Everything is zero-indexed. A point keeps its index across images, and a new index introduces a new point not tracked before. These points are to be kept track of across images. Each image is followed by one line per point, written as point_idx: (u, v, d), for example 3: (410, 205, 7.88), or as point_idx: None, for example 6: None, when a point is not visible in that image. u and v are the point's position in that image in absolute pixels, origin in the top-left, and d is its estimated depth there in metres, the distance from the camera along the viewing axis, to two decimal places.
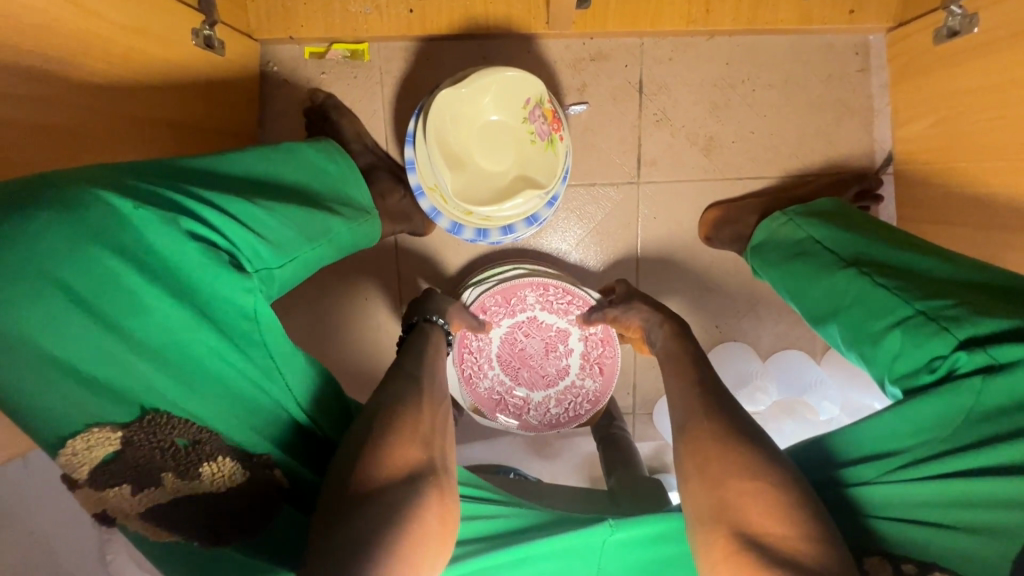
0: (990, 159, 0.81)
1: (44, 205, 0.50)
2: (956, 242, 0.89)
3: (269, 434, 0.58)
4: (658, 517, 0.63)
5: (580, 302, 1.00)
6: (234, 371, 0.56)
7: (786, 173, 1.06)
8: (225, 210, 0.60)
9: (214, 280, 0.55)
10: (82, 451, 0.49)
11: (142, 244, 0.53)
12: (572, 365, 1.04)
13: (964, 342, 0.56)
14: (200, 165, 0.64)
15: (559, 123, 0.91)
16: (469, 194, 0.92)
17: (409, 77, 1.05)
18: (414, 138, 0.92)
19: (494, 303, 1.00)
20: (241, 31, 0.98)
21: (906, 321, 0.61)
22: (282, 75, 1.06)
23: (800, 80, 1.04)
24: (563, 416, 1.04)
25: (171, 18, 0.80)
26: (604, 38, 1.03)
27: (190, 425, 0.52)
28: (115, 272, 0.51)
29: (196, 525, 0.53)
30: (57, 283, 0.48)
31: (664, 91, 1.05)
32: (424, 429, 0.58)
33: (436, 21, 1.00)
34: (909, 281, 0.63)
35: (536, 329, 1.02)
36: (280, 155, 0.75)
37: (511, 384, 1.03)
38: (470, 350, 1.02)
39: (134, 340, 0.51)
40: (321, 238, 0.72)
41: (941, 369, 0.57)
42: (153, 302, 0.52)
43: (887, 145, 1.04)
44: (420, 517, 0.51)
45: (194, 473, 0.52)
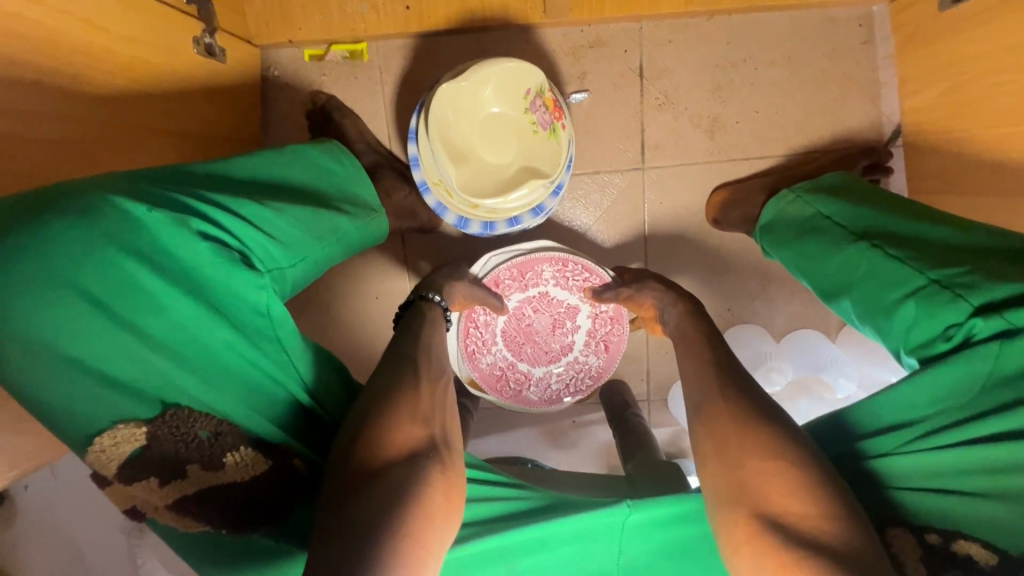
0: (1004, 125, 0.79)
1: (63, 213, 0.51)
2: (970, 211, 0.87)
3: (288, 428, 0.59)
4: (675, 497, 0.63)
5: (595, 279, 1.00)
6: (251, 366, 0.57)
7: (792, 152, 1.05)
8: (236, 211, 0.60)
9: (227, 277, 0.56)
10: (110, 448, 0.51)
11: (156, 245, 0.54)
12: (577, 341, 1.04)
13: (979, 309, 0.55)
14: (209, 169, 0.65)
15: (560, 112, 0.91)
16: (474, 188, 0.92)
17: (409, 74, 1.06)
18: (417, 134, 0.92)
19: (508, 276, 0.99)
20: (241, 38, 0.99)
21: (920, 292, 0.60)
22: (284, 80, 1.07)
23: (802, 56, 1.02)
24: (563, 391, 1.04)
25: (172, 27, 0.81)
26: (602, 24, 1.03)
27: (211, 419, 0.53)
28: (132, 273, 0.52)
29: (225, 514, 0.54)
30: (76, 287, 0.50)
31: (665, 75, 1.04)
32: (424, 406, 0.58)
33: (433, 16, 1.00)
34: (921, 251, 0.63)
35: (545, 305, 1.02)
36: (286, 157, 0.75)
37: (513, 359, 1.03)
38: (477, 324, 1.00)
39: (153, 338, 0.52)
40: (331, 235, 0.72)
41: (958, 336, 0.57)
42: (170, 300, 0.53)
43: (895, 117, 1.02)
44: (427, 493, 0.52)
45: (218, 463, 0.53)
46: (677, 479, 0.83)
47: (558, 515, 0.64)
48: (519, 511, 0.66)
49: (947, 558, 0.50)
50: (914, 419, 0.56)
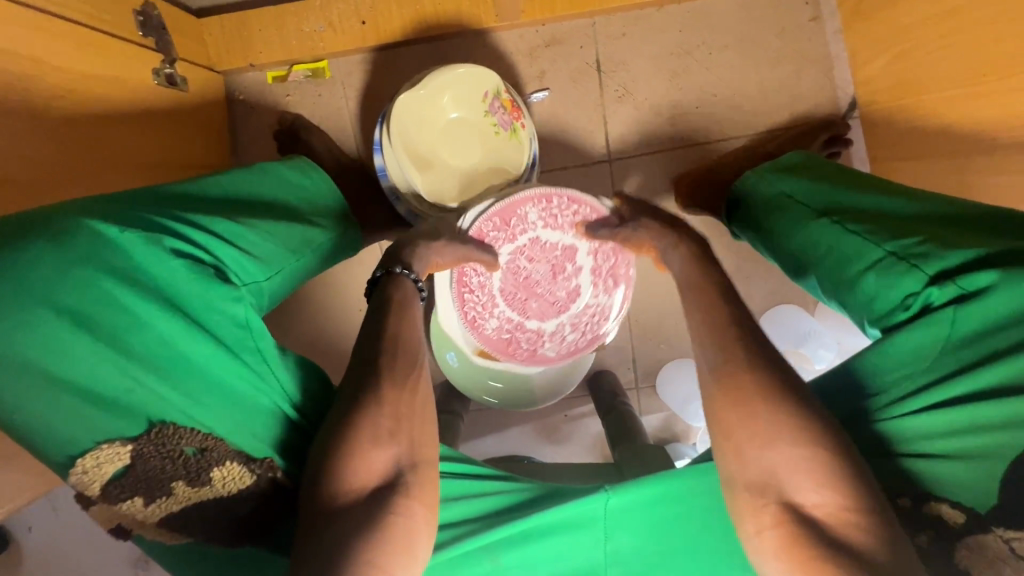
0: (951, 87, 0.81)
1: (40, 237, 0.53)
2: (927, 175, 0.89)
3: (275, 439, 0.59)
4: (656, 479, 0.65)
5: (586, 212, 0.90)
6: (234, 380, 0.57)
7: (753, 131, 1.06)
8: (209, 228, 0.62)
9: (204, 292, 0.58)
10: (94, 468, 0.53)
11: (133, 264, 0.56)
12: (584, 285, 0.94)
13: (935, 277, 0.57)
14: (179, 189, 0.67)
15: (518, 111, 0.93)
16: (441, 193, 0.95)
17: (371, 87, 1.07)
18: (381, 145, 0.94)
19: (494, 228, 0.87)
20: (203, 65, 1.02)
21: (879, 264, 0.61)
22: (251, 102, 1.09)
23: (754, 37, 1.04)
24: (581, 340, 0.97)
25: (130, 60, 0.84)
26: (556, 23, 1.05)
27: (197, 435, 0.55)
28: (110, 292, 0.53)
29: (215, 523, 0.56)
30: (54, 307, 0.51)
31: (622, 67, 1.06)
32: (385, 422, 0.57)
33: (389, 29, 1.02)
34: (878, 224, 0.64)
35: (539, 252, 0.92)
36: (254, 174, 0.76)
37: (520, 318, 0.94)
38: (471, 288, 0.90)
39: (132, 356, 0.53)
40: (303, 248, 0.73)
41: (916, 305, 0.58)
42: (149, 317, 0.54)
43: (850, 89, 1.04)
44: (388, 520, 0.53)
45: (204, 479, 0.55)
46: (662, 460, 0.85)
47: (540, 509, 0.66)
48: (503, 507, 0.68)
49: (920, 518, 0.52)
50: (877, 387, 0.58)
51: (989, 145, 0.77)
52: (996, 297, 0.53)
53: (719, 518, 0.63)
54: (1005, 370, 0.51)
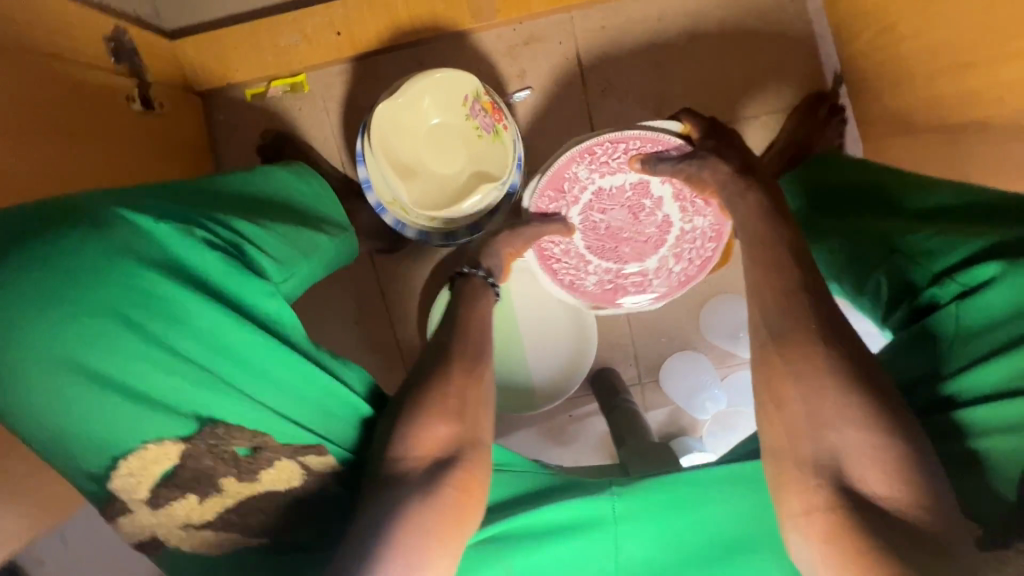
0: (934, 60, 0.79)
1: (80, 230, 0.56)
2: (921, 147, 0.87)
3: (320, 426, 0.63)
4: (660, 485, 0.65)
5: (638, 144, 0.88)
6: (278, 369, 0.61)
7: (743, 115, 1.04)
8: (237, 229, 0.66)
9: (241, 285, 0.61)
10: (139, 469, 0.55)
11: (172, 259, 0.59)
12: (671, 214, 0.93)
13: (943, 273, 0.57)
14: (196, 189, 0.70)
15: (500, 113, 0.91)
16: (428, 201, 0.95)
17: (351, 97, 1.06)
18: (364, 156, 0.92)
19: (552, 199, 0.91)
20: (180, 91, 1.02)
21: (888, 265, 0.61)
22: (231, 123, 1.08)
23: (736, 21, 1.02)
24: (689, 267, 0.95)
25: (102, 87, 0.84)
26: (532, 21, 1.03)
27: (248, 434, 0.58)
28: (153, 284, 0.56)
29: (271, 518, 0.60)
30: (97, 302, 0.53)
31: (604, 60, 1.04)
32: (452, 401, 0.62)
33: (366, 39, 1.01)
34: (887, 221, 0.65)
35: (609, 200, 0.92)
36: (257, 177, 0.79)
37: (618, 265, 0.96)
38: (557, 258, 0.95)
39: (179, 352, 0.56)
40: (314, 252, 0.77)
41: (925, 301, 0.58)
42: (194, 309, 0.57)
43: (836, 67, 1.02)
44: (444, 496, 0.58)
45: (253, 476, 0.59)
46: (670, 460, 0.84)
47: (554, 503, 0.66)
48: (511, 498, 0.68)
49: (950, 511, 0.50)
50: (903, 383, 0.58)
51: (976, 115, 0.75)
52: (999, 289, 0.52)
53: (732, 532, 0.63)
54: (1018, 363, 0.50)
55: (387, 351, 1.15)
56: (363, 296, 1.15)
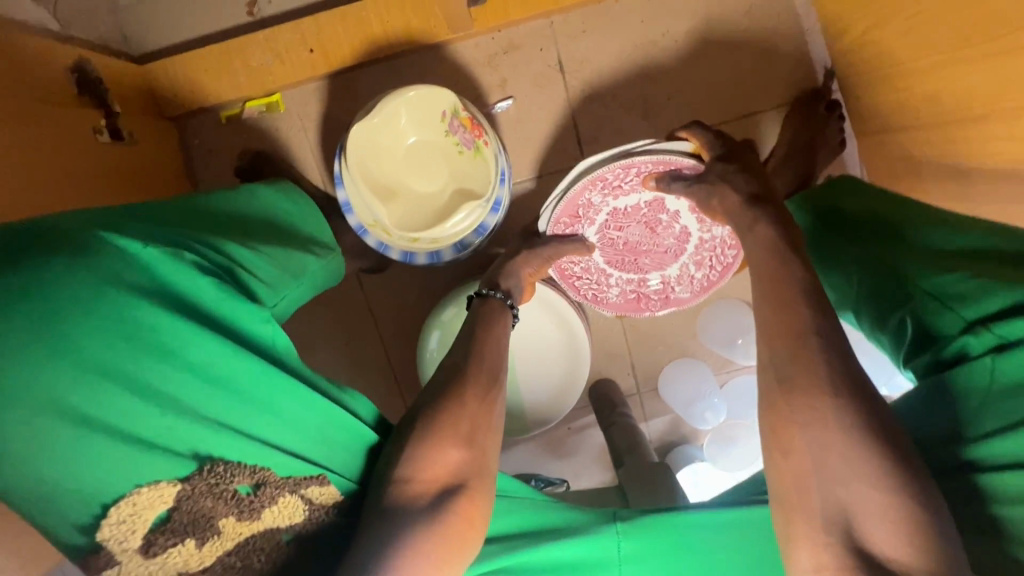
0: (925, 56, 0.76)
1: (62, 255, 0.52)
2: (918, 145, 0.84)
3: (324, 457, 0.59)
4: (665, 525, 0.65)
5: (650, 166, 0.86)
6: (278, 399, 0.57)
7: (732, 116, 1.01)
8: (226, 252, 0.63)
9: (236, 309, 0.58)
10: (132, 515, 0.51)
11: (160, 285, 0.55)
12: (689, 225, 0.92)
13: (974, 322, 0.53)
14: (179, 210, 0.66)
15: (479, 129, 0.88)
16: (410, 222, 0.93)
17: (329, 115, 1.03)
18: (341, 178, 0.89)
19: (568, 222, 0.92)
20: (152, 117, 0.99)
21: (914, 307, 0.58)
22: (206, 146, 1.05)
23: (722, 19, 0.99)
24: (712, 274, 0.95)
25: (67, 122, 0.81)
26: (511, 28, 1.00)
27: (249, 471, 0.54)
28: (139, 313, 0.52)
29: (274, 566, 0.55)
30: (79, 338, 0.50)
31: (587, 65, 1.01)
32: (465, 426, 0.62)
33: (338, 55, 0.98)
34: (917, 259, 0.60)
35: (626, 218, 0.92)
36: (241, 196, 0.76)
37: (639, 277, 0.96)
38: (578, 275, 0.97)
39: (172, 386, 0.53)
40: (305, 275, 0.75)
41: (952, 351, 0.55)
42: (184, 340, 0.53)
43: (827, 61, 0.99)
44: (448, 523, 0.57)
45: (255, 515, 0.54)
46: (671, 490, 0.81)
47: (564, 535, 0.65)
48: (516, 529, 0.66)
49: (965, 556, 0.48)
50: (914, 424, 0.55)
51: (971, 114, 0.72)
52: None
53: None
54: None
55: (381, 372, 1.13)
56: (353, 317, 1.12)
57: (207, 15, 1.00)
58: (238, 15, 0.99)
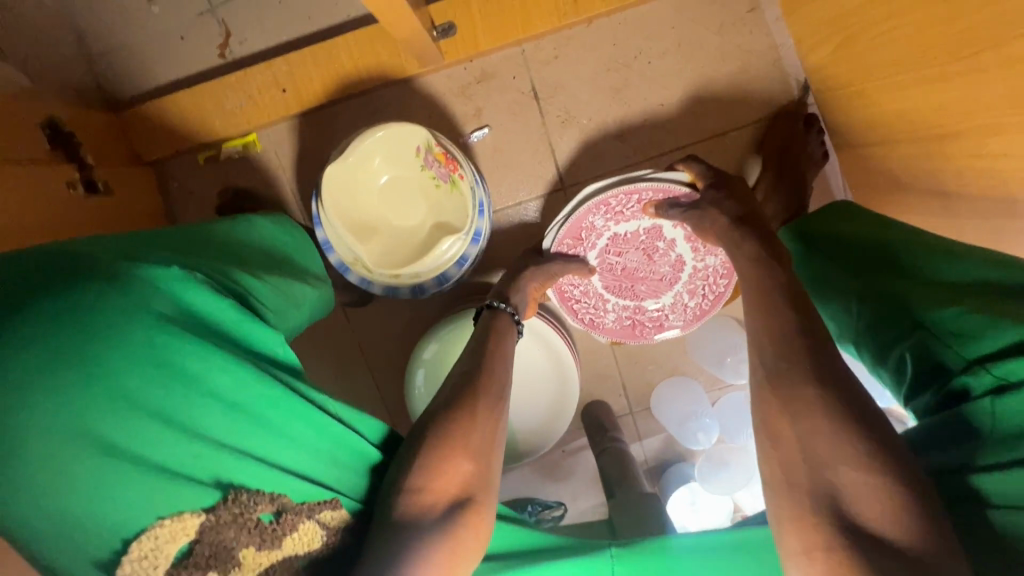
0: (900, 71, 0.76)
1: (87, 286, 0.53)
2: (897, 158, 0.83)
3: (337, 480, 0.60)
4: (651, 550, 0.65)
5: (649, 192, 0.87)
6: (295, 422, 0.57)
7: (709, 135, 1.00)
8: (236, 281, 0.64)
9: (253, 333, 0.59)
10: (156, 548, 0.50)
11: (183, 309, 0.56)
12: (684, 254, 0.92)
13: (974, 362, 0.51)
14: (190, 241, 0.68)
15: (453, 163, 0.88)
16: (390, 258, 0.93)
17: (305, 151, 1.02)
18: (320, 219, 0.90)
19: (569, 244, 0.92)
20: (128, 164, 0.98)
21: (913, 342, 0.55)
22: (183, 188, 1.04)
23: (694, 39, 0.98)
24: (706, 303, 0.94)
25: (42, 175, 0.80)
26: (483, 58, 1.00)
27: (269, 498, 0.54)
28: (161, 339, 0.52)
29: None
30: (100, 367, 0.50)
31: (560, 91, 1.00)
32: (478, 437, 0.62)
33: (311, 91, 0.98)
34: (917, 290, 0.57)
35: (625, 243, 0.92)
36: (241, 228, 0.77)
37: (636, 304, 0.96)
38: (576, 299, 0.96)
39: (193, 411, 0.53)
40: (305, 304, 0.77)
41: (954, 387, 0.52)
42: (204, 365, 0.53)
43: (802, 75, 0.98)
44: (456, 535, 0.57)
45: (277, 543, 0.54)
46: (658, 524, 0.81)
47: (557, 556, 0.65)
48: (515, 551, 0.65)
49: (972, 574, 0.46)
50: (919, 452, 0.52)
51: (948, 129, 0.71)
52: None
53: None
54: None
55: (370, 405, 1.10)
56: (339, 351, 1.10)
57: (180, 59, 1.00)
58: (212, 58, 1.00)
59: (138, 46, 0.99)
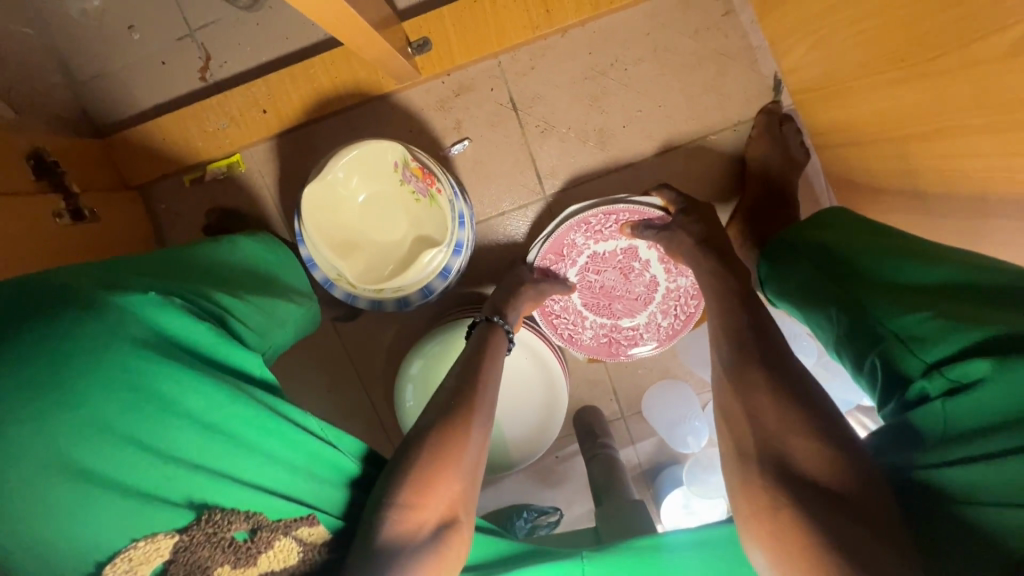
0: (871, 73, 0.76)
1: (64, 310, 0.51)
2: (874, 159, 0.83)
3: (315, 497, 0.58)
4: (628, 550, 0.66)
5: (627, 215, 0.93)
6: (273, 441, 0.56)
7: (688, 140, 1.00)
8: (215, 300, 0.64)
9: (230, 353, 0.58)
10: (129, 569, 0.48)
11: (157, 330, 0.54)
12: (657, 274, 0.97)
13: (931, 365, 0.49)
14: (171, 260, 0.67)
15: (430, 178, 0.89)
16: (373, 272, 0.93)
17: (288, 170, 1.03)
18: (303, 237, 0.91)
19: (552, 261, 0.96)
20: (115, 189, 1.00)
21: (880, 349, 0.53)
22: (171, 210, 1.05)
23: (670, 44, 0.98)
24: (676, 324, 0.99)
25: (29, 207, 0.81)
26: (461, 72, 1.00)
27: (245, 516, 0.52)
28: (136, 362, 0.51)
29: None
30: (71, 392, 0.48)
31: (538, 101, 1.01)
32: (471, 455, 0.63)
33: (290, 110, 0.99)
34: (884, 294, 0.55)
35: (603, 262, 0.97)
36: (223, 246, 0.76)
37: (611, 321, 1.00)
38: (557, 314, 1.00)
39: (169, 434, 0.51)
40: (288, 321, 0.77)
41: (916, 393, 0.50)
42: (182, 388, 0.52)
43: (779, 76, 0.98)
44: (443, 552, 0.57)
45: (252, 561, 0.52)
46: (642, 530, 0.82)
47: (535, 561, 0.65)
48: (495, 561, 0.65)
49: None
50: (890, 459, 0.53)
51: (920, 129, 0.71)
52: (990, 391, 0.44)
53: None
54: (1017, 477, 0.41)
55: (362, 417, 1.11)
56: (330, 365, 1.11)
57: (163, 83, 1.01)
58: (193, 81, 1.01)
59: (121, 73, 1.01)
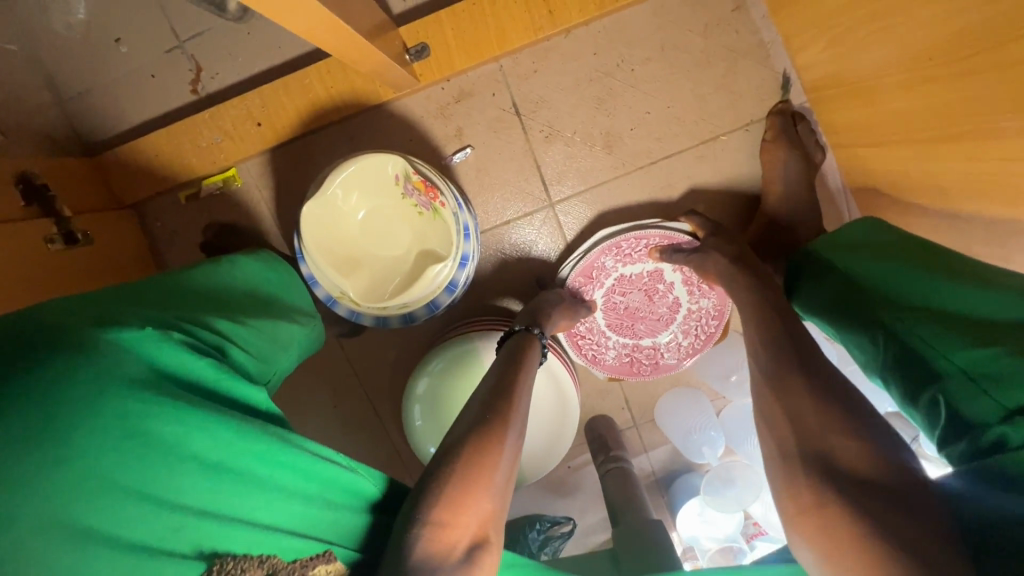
0: (892, 72, 0.72)
1: (54, 354, 0.48)
2: (895, 162, 0.79)
3: (331, 533, 0.55)
4: None
5: (657, 239, 0.93)
6: (283, 475, 0.53)
7: (699, 141, 0.97)
8: (214, 328, 0.62)
9: (232, 385, 0.56)
10: None
11: (155, 368, 0.52)
12: (681, 296, 0.97)
13: (1012, 411, 0.45)
14: (166, 288, 0.64)
15: (434, 191, 0.86)
16: (376, 289, 0.91)
17: (285, 183, 1.00)
18: (303, 254, 0.88)
19: (580, 283, 0.96)
20: (108, 209, 0.97)
21: (942, 386, 0.49)
22: (168, 228, 1.02)
23: (678, 42, 0.94)
24: (697, 343, 0.98)
25: (20, 234, 0.78)
26: (460, 77, 0.97)
27: (258, 562, 0.49)
28: (133, 404, 0.48)
29: None
30: (65, 443, 0.44)
31: (543, 104, 0.97)
32: (503, 471, 0.60)
33: (285, 121, 0.95)
34: (949, 325, 0.51)
35: (629, 285, 0.97)
36: (222, 267, 0.73)
37: (634, 342, 0.99)
38: (582, 334, 0.99)
39: (173, 478, 0.48)
40: (293, 343, 0.74)
41: (989, 438, 0.46)
42: (183, 428, 0.49)
43: (792, 73, 0.94)
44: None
45: None
46: (663, 557, 0.80)
47: None
48: None
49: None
50: (946, 484, 0.49)
51: (946, 132, 0.68)
52: None
53: None
54: None
55: (370, 432, 1.09)
56: (336, 380, 1.08)
57: (153, 97, 0.98)
58: (184, 95, 0.98)
59: (109, 88, 0.98)
